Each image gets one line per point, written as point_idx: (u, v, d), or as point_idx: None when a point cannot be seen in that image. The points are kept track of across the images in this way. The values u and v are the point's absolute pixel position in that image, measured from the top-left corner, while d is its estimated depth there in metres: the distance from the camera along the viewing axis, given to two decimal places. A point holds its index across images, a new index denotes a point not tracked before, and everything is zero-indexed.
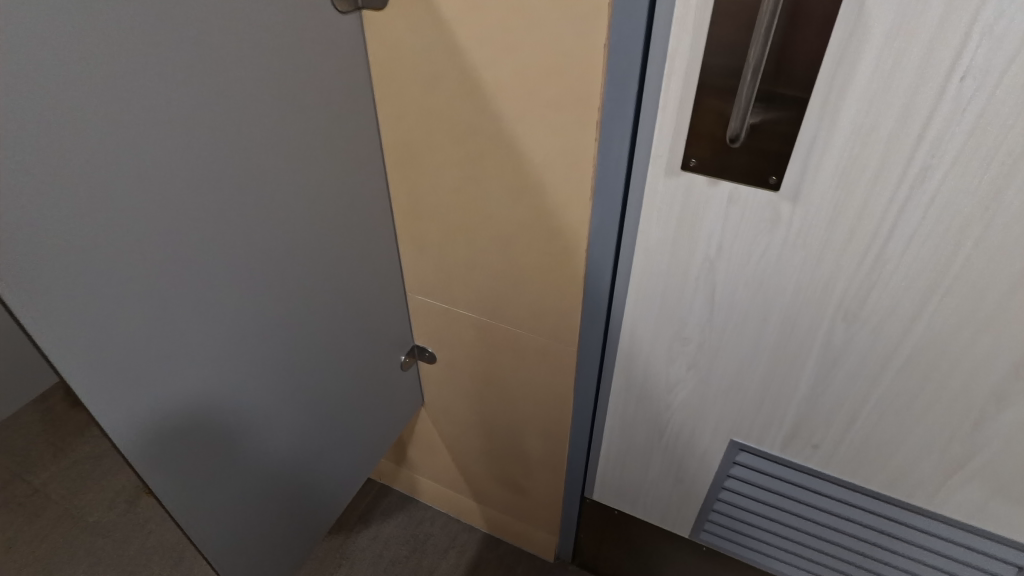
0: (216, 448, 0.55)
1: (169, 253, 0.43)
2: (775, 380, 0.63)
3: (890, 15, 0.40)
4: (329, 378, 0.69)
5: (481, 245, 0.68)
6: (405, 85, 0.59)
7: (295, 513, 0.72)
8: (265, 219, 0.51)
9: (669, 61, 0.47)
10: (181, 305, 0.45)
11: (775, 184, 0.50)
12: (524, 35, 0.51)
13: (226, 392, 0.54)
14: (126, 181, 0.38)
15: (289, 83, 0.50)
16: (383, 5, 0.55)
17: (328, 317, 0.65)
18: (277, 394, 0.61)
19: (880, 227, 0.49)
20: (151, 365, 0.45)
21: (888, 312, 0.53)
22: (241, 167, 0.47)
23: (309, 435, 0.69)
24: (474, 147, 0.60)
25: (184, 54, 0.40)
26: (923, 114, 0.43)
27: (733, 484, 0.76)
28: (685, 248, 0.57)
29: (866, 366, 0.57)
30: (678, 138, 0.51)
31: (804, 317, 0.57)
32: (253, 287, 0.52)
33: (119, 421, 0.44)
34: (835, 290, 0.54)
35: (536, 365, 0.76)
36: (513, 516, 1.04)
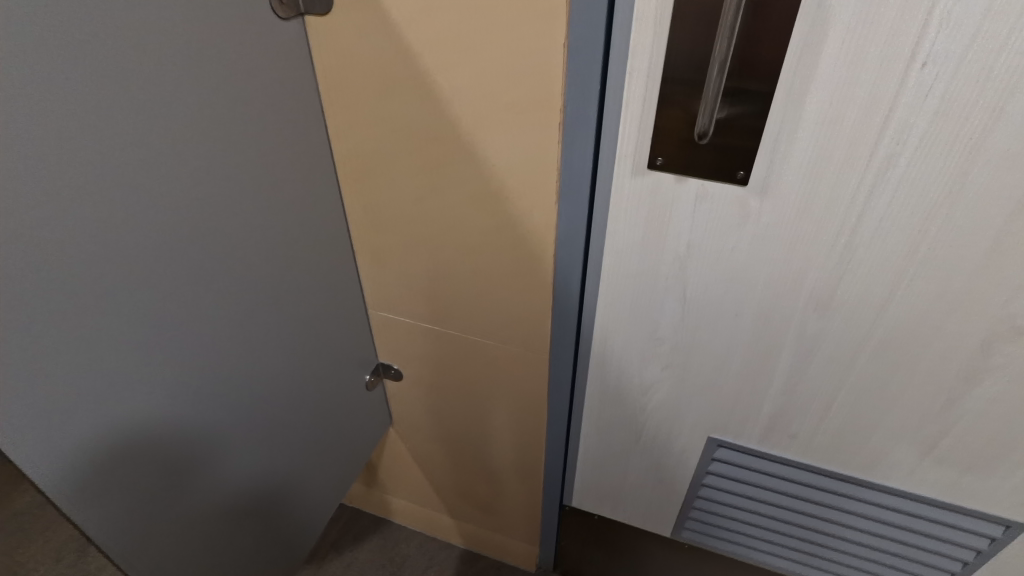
0: (187, 474, 0.53)
1: (118, 280, 0.41)
2: (749, 375, 0.63)
3: (850, 4, 0.39)
4: (290, 405, 0.66)
5: (445, 256, 0.65)
6: (355, 94, 0.57)
7: (275, 531, 0.71)
8: (213, 243, 0.48)
9: (630, 58, 0.46)
10: (125, 338, 0.42)
11: (743, 178, 0.49)
12: (479, 36, 0.49)
13: (173, 430, 0.50)
14: (50, 208, 0.35)
15: (228, 95, 0.46)
16: (326, 10, 0.52)
17: (284, 342, 0.61)
18: (233, 427, 0.57)
19: (848, 217, 0.49)
20: (111, 396, 0.43)
21: (858, 300, 0.53)
22: (175, 188, 0.43)
23: (269, 467, 0.65)
24: (432, 155, 0.58)
25: (104, 66, 0.36)
26: (886, 103, 0.43)
27: (712, 481, 0.76)
28: (655, 248, 0.56)
29: (838, 354, 0.57)
30: (642, 137, 0.50)
31: (776, 310, 0.56)
32: (197, 316, 0.48)
33: (80, 456, 0.42)
34: (806, 282, 0.54)
35: (507, 375, 0.74)
36: (491, 529, 1.02)
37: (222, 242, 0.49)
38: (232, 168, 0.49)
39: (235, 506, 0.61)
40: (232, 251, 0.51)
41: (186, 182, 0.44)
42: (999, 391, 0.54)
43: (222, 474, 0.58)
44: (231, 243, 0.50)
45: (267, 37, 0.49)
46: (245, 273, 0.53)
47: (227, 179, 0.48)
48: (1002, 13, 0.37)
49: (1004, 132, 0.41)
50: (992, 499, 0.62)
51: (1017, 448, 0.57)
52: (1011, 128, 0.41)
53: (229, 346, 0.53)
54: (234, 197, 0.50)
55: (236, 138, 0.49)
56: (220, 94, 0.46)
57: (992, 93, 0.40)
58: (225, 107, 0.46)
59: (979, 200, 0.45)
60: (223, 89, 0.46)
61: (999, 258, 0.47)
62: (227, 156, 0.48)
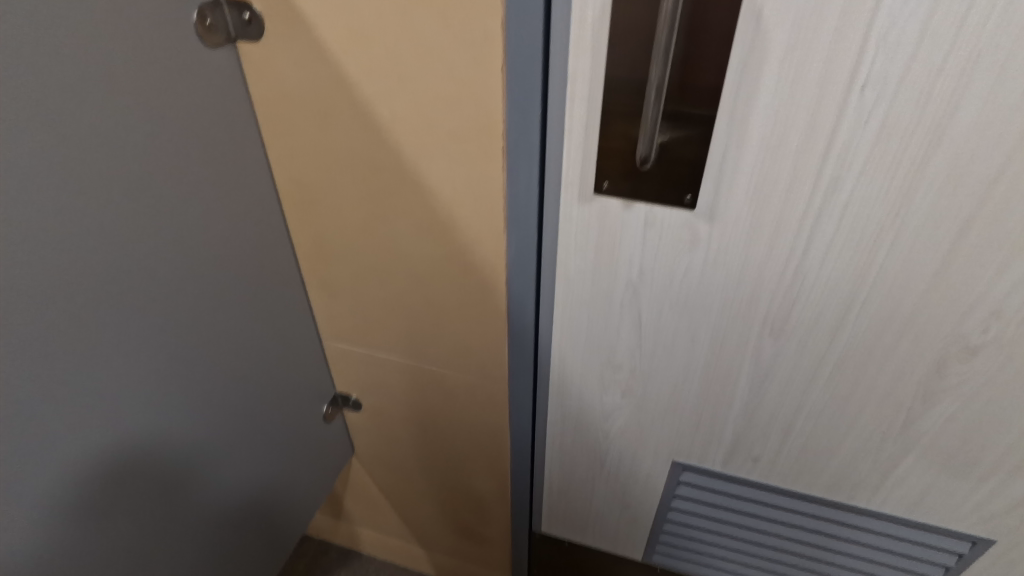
0: (174, 478, 0.56)
1: (84, 306, 0.42)
2: (709, 399, 0.61)
3: (786, 29, 0.39)
4: (233, 446, 0.63)
5: (395, 285, 0.64)
6: (295, 122, 0.55)
7: (266, 526, 0.75)
8: (142, 281, 0.46)
9: (569, 84, 0.45)
10: (103, 355, 0.45)
11: (691, 204, 0.48)
12: (415, 65, 0.47)
13: (96, 486, 0.48)
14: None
15: (153, 132, 0.44)
16: (260, 37, 0.50)
17: (223, 382, 0.59)
18: (167, 476, 0.55)
19: (796, 243, 0.48)
20: (95, 409, 0.45)
21: (813, 323, 0.52)
22: (94, 231, 0.42)
23: (213, 511, 0.63)
24: (377, 183, 0.56)
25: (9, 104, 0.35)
26: (828, 128, 0.42)
27: (680, 505, 0.74)
28: (606, 275, 0.55)
29: (795, 378, 0.57)
30: (587, 164, 0.48)
31: (731, 335, 0.55)
32: (117, 365, 0.46)
33: (68, 466, 0.45)
34: (760, 306, 0.53)
35: (467, 404, 0.73)
36: (461, 559, 0.99)
37: (149, 284, 0.47)
38: (161, 207, 0.47)
39: (178, 557, 0.59)
40: (162, 292, 0.49)
41: (102, 226, 0.42)
42: (957, 410, 0.53)
43: (160, 526, 0.55)
44: (161, 285, 0.48)
45: (196, 68, 0.48)
46: (179, 315, 0.51)
47: (153, 218, 0.46)
48: (937, 36, 0.37)
49: (946, 155, 0.41)
50: (956, 517, 0.62)
51: (978, 465, 0.56)
52: (952, 150, 0.40)
53: (157, 393, 0.51)
54: (163, 236, 0.47)
55: (167, 175, 0.47)
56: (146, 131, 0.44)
57: (932, 116, 0.39)
58: (150, 144, 0.44)
59: (924, 222, 0.44)
60: (147, 126, 0.44)
61: (948, 279, 0.46)
62: (155, 193, 0.46)
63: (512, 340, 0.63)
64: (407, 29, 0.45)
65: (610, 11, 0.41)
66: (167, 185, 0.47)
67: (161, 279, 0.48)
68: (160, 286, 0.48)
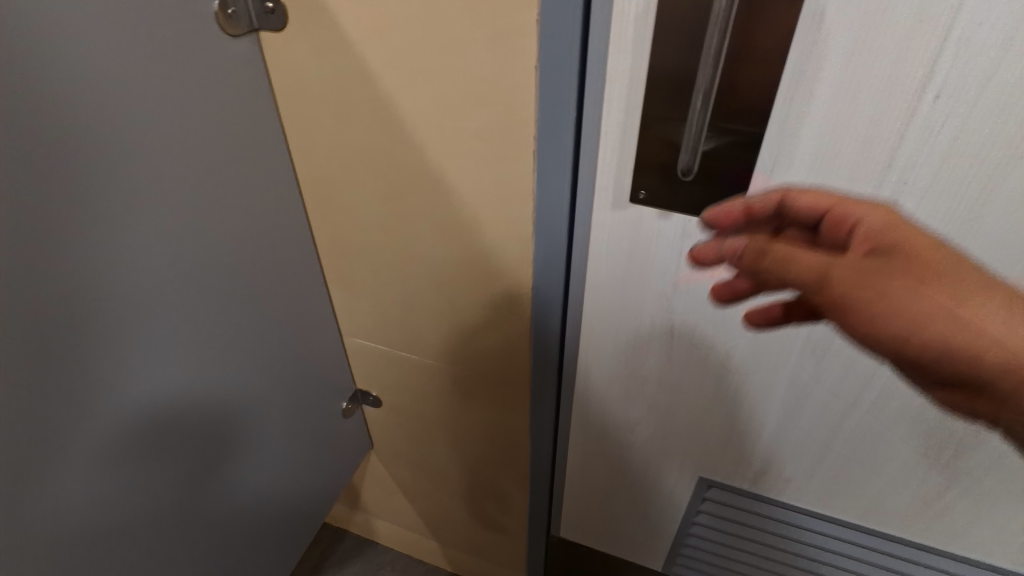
0: (201, 436, 0.54)
1: (107, 294, 0.41)
2: (740, 417, 0.59)
3: (850, 31, 0.35)
4: (251, 425, 0.61)
5: (417, 285, 0.63)
6: (318, 116, 0.53)
7: (296, 488, 0.75)
8: (172, 262, 0.46)
9: (605, 85, 0.42)
10: (136, 324, 0.44)
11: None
12: (442, 58, 0.45)
13: (79, 517, 0.44)
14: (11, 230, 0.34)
15: (164, 121, 0.42)
16: (282, 26, 0.48)
17: (239, 369, 0.57)
18: (162, 493, 0.52)
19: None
20: (130, 366, 0.44)
21: (858, 346, 0.49)
22: (118, 223, 0.40)
23: (233, 490, 0.62)
24: (400, 182, 0.54)
25: (38, 91, 0.34)
26: (889, 141, 0.38)
27: (704, 520, 0.72)
28: (635, 286, 0.52)
29: (836, 400, 0.53)
30: (622, 170, 0.45)
31: (767, 354, 0.52)
32: (92, 385, 0.42)
33: (96, 426, 0.43)
34: (803, 324, 0.49)
35: (487, 404, 0.72)
36: (475, 554, 0.99)
37: (162, 276, 0.45)
38: (177, 200, 0.45)
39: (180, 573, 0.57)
40: (177, 283, 0.46)
41: (126, 221, 0.41)
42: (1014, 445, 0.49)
43: (169, 517, 0.53)
44: (171, 279, 0.46)
45: (214, 57, 0.45)
46: (170, 318, 0.47)
47: (168, 212, 0.44)
48: None
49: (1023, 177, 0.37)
50: (1001, 550, 0.58)
51: None
52: None
53: (149, 399, 0.47)
54: (175, 231, 0.45)
55: (178, 167, 0.44)
56: (156, 123, 0.42)
57: (1012, 132, 0.35)
58: (162, 136, 0.42)
59: (991, 247, 0.40)
60: (160, 116, 0.42)
61: None
62: (168, 185, 0.44)
63: (536, 343, 0.61)
64: (433, 21, 0.43)
65: (655, 6, 0.38)
66: (177, 176, 0.44)
67: (173, 271, 0.46)
68: (167, 281, 0.45)
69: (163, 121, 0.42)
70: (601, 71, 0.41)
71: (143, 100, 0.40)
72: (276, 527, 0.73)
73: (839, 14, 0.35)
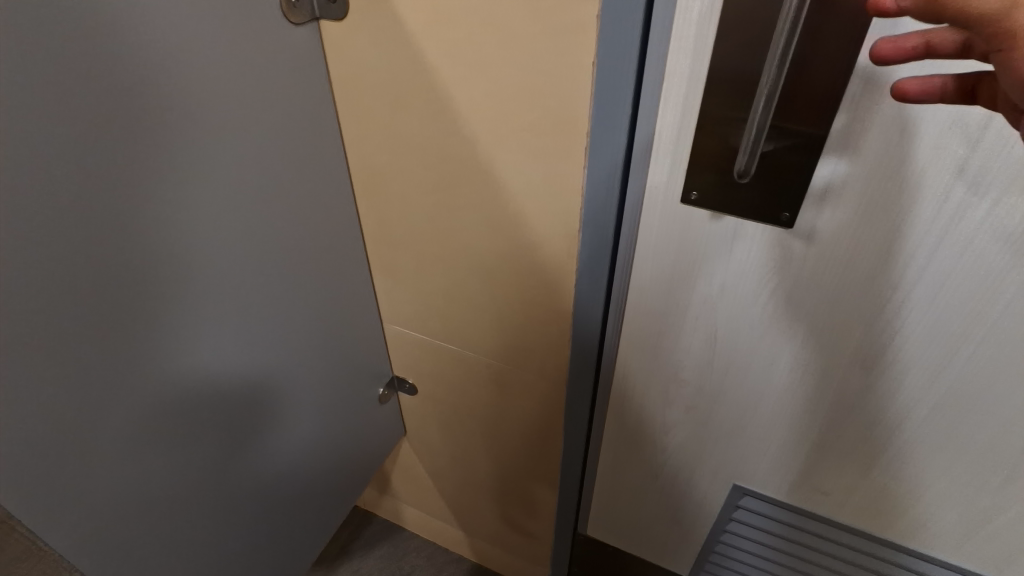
0: (236, 413, 0.55)
1: (162, 269, 0.42)
2: (781, 426, 0.58)
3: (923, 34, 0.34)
4: (284, 404, 0.62)
5: (460, 276, 0.63)
6: (372, 106, 0.54)
7: (330, 468, 0.76)
8: (224, 242, 0.47)
9: (662, 84, 0.41)
10: (184, 300, 0.45)
11: (788, 221, 0.44)
12: (499, 52, 0.45)
13: (125, 490, 0.45)
14: (78, 204, 0.35)
15: (223, 105, 0.43)
16: (342, 15, 0.49)
17: (277, 349, 0.58)
18: (200, 468, 0.53)
19: (903, 275, 0.43)
20: (177, 340, 0.45)
21: (911, 359, 0.47)
22: (177, 200, 0.42)
23: (267, 467, 0.63)
24: (450, 173, 0.55)
25: (110, 70, 0.35)
26: (960, 150, 0.36)
27: (735, 528, 0.71)
28: (681, 288, 0.52)
29: (884, 414, 0.52)
30: (675, 170, 0.45)
31: (814, 364, 0.51)
32: (138, 358, 0.43)
33: (137, 398, 0.44)
34: (854, 334, 0.48)
35: (523, 397, 0.72)
36: (500, 546, 0.99)
37: (213, 254, 0.46)
38: (232, 182, 0.46)
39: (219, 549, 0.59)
40: (226, 261, 0.48)
41: (183, 199, 0.42)
42: None
43: (204, 492, 0.54)
44: (220, 257, 0.47)
45: (274, 44, 0.46)
46: (216, 295, 0.48)
47: (220, 193, 0.45)
48: None
49: None
50: None
51: None
52: None
53: (190, 375, 0.48)
54: (225, 212, 0.46)
55: (234, 149, 0.45)
56: (217, 106, 0.43)
57: None
58: (220, 118, 0.43)
59: None
60: (220, 99, 0.43)
61: None
62: (223, 167, 0.45)
63: (575, 339, 0.61)
64: (492, 14, 0.43)
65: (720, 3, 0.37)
66: (233, 158, 0.45)
67: (223, 250, 0.47)
68: (216, 259, 0.47)
69: (222, 104, 0.43)
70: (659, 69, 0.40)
71: (205, 83, 0.41)
72: (309, 506, 0.74)
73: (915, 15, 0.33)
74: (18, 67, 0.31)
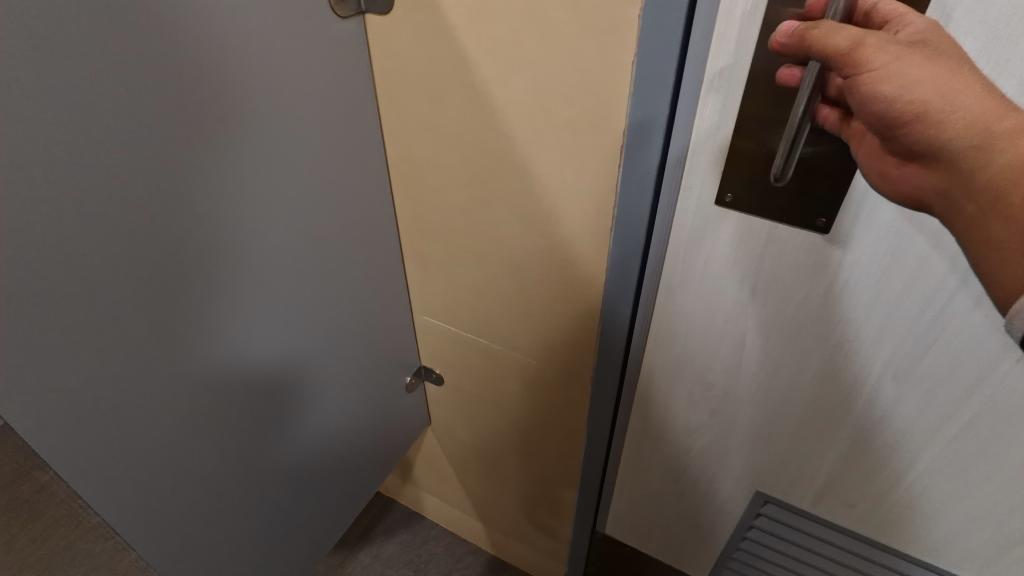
0: (268, 395, 0.57)
1: (208, 255, 0.44)
2: (808, 434, 0.57)
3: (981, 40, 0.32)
4: (313, 388, 0.63)
5: (490, 270, 0.64)
6: (412, 99, 0.55)
7: (355, 453, 0.77)
8: (267, 226, 0.48)
9: (702, 85, 0.41)
10: (227, 284, 0.46)
11: (825, 227, 0.43)
12: (539, 48, 0.45)
13: (166, 465, 0.47)
14: (134, 189, 0.37)
15: (271, 95, 0.45)
16: (388, 10, 0.50)
17: (309, 334, 0.59)
18: (234, 447, 0.54)
19: (929, 304, 0.44)
20: (220, 322, 0.47)
21: (945, 374, 0.46)
22: (224, 187, 0.43)
23: (295, 450, 0.64)
24: (486, 168, 0.56)
25: (170, 60, 0.37)
26: None
27: (755, 535, 0.71)
28: (710, 291, 0.52)
29: (913, 430, 0.51)
30: (710, 172, 0.44)
31: (843, 374, 0.51)
32: (182, 340, 0.44)
33: (180, 381, 0.45)
34: (886, 345, 0.47)
35: (548, 393, 0.73)
36: (517, 540, 1.00)
37: (256, 239, 0.48)
38: (277, 169, 0.48)
39: (248, 526, 0.60)
40: (268, 246, 0.49)
41: (230, 185, 0.44)
42: None
43: (236, 470, 0.56)
44: (264, 242, 0.49)
45: (321, 36, 0.48)
46: (256, 280, 0.49)
47: (265, 180, 0.47)
48: None
49: None
50: None
51: None
52: None
53: (230, 359, 0.49)
54: (269, 198, 0.48)
55: (280, 138, 0.47)
56: (263, 96, 0.44)
57: None
58: (268, 107, 0.45)
59: None
60: (268, 89, 0.44)
61: None
62: (268, 153, 0.46)
63: (602, 337, 0.61)
64: (535, 11, 0.44)
65: (764, 6, 0.36)
66: (278, 147, 0.47)
67: (266, 235, 0.49)
68: (260, 245, 0.48)
69: (270, 95, 0.45)
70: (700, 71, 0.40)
71: (255, 73, 0.43)
72: (334, 489, 0.76)
73: None
74: (91, 54, 0.32)
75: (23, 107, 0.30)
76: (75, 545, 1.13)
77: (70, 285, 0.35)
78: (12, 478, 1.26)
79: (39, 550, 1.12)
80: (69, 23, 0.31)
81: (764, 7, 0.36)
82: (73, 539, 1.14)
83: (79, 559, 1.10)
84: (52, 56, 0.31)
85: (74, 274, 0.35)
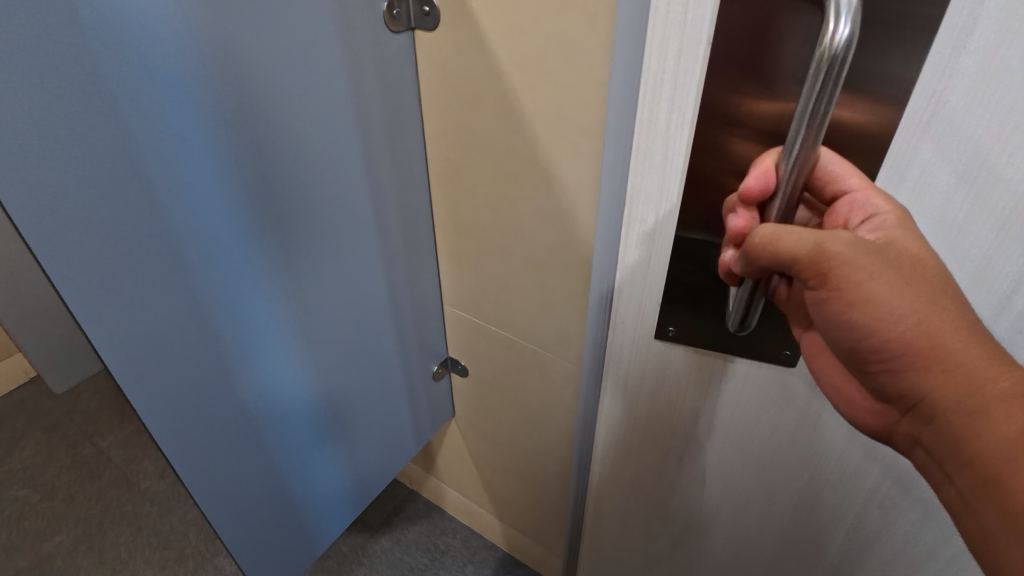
0: (306, 364, 0.63)
1: (248, 229, 0.50)
2: (805, 515, 0.63)
3: (982, 117, 0.38)
4: (347, 362, 0.69)
5: (515, 266, 0.70)
6: (451, 106, 0.62)
7: (381, 432, 0.83)
8: (314, 206, 0.56)
9: (633, 206, 0.55)
10: (271, 249, 0.53)
11: (788, 360, 0.54)
12: (558, 61, 0.52)
13: (209, 400, 0.53)
14: (194, 155, 0.44)
15: (327, 92, 0.53)
16: (434, 27, 0.58)
17: (344, 309, 0.66)
18: (270, 405, 0.61)
19: (893, 463, 0.53)
20: (259, 286, 0.53)
21: (923, 519, 0.54)
22: (274, 166, 0.50)
23: (328, 418, 0.70)
24: (511, 169, 0.62)
25: (238, 52, 0.44)
26: None
27: None
28: (701, 409, 0.63)
29: (900, 565, 0.58)
30: (642, 299, 0.60)
31: (826, 499, 0.60)
32: (225, 296, 0.51)
33: (223, 330, 0.52)
34: (866, 481, 0.56)
35: (562, 388, 0.77)
36: (532, 539, 1.04)
37: (303, 213, 0.55)
38: (327, 157, 0.55)
39: (281, 482, 0.66)
40: (313, 224, 0.57)
41: (279, 165, 0.51)
42: None
43: (271, 427, 0.62)
44: (309, 218, 0.56)
45: (373, 43, 0.56)
46: (301, 248, 0.57)
47: (314, 166, 0.54)
48: None
49: None
50: None
51: None
52: None
53: (267, 318, 0.56)
54: (317, 182, 0.55)
55: (331, 129, 0.55)
56: (319, 91, 0.52)
57: None
58: (323, 104, 0.53)
59: None
60: (326, 87, 0.52)
61: None
62: (321, 141, 0.54)
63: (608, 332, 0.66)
64: (556, 29, 0.50)
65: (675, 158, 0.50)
66: (329, 137, 0.55)
67: (311, 213, 0.56)
68: (306, 219, 0.56)
69: (325, 95, 0.52)
70: (638, 164, 0.53)
71: (315, 75, 0.51)
72: (364, 463, 0.81)
73: (960, 88, 0.38)
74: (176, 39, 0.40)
75: (113, 71, 0.37)
76: (125, 507, 1.22)
77: (131, 227, 0.42)
78: (76, 442, 1.38)
79: (92, 508, 1.22)
80: (156, 14, 0.38)
81: (700, 110, 0.47)
82: (124, 501, 1.23)
83: (128, 519, 1.19)
84: (139, 36, 0.38)
85: (134, 218, 0.42)
